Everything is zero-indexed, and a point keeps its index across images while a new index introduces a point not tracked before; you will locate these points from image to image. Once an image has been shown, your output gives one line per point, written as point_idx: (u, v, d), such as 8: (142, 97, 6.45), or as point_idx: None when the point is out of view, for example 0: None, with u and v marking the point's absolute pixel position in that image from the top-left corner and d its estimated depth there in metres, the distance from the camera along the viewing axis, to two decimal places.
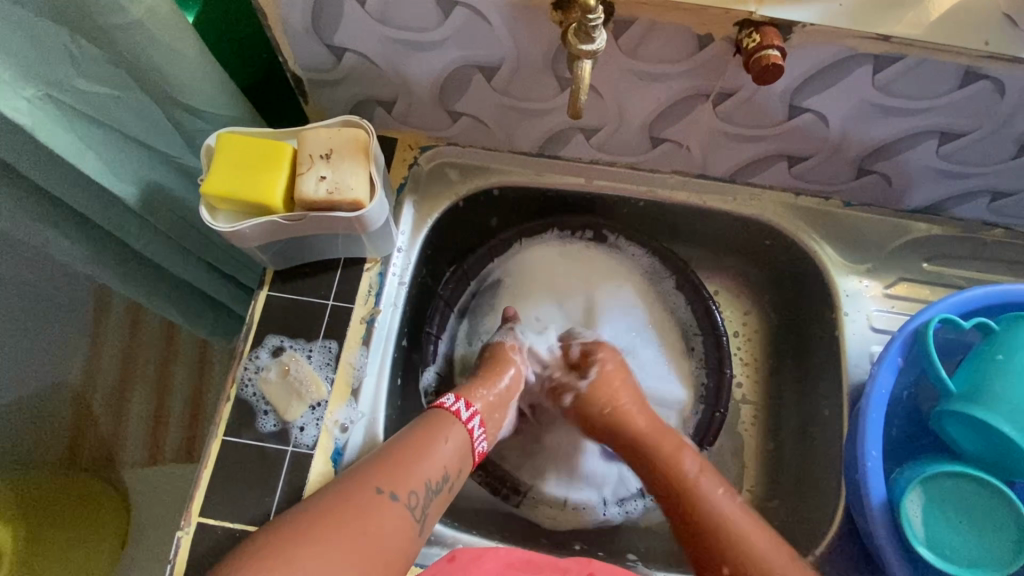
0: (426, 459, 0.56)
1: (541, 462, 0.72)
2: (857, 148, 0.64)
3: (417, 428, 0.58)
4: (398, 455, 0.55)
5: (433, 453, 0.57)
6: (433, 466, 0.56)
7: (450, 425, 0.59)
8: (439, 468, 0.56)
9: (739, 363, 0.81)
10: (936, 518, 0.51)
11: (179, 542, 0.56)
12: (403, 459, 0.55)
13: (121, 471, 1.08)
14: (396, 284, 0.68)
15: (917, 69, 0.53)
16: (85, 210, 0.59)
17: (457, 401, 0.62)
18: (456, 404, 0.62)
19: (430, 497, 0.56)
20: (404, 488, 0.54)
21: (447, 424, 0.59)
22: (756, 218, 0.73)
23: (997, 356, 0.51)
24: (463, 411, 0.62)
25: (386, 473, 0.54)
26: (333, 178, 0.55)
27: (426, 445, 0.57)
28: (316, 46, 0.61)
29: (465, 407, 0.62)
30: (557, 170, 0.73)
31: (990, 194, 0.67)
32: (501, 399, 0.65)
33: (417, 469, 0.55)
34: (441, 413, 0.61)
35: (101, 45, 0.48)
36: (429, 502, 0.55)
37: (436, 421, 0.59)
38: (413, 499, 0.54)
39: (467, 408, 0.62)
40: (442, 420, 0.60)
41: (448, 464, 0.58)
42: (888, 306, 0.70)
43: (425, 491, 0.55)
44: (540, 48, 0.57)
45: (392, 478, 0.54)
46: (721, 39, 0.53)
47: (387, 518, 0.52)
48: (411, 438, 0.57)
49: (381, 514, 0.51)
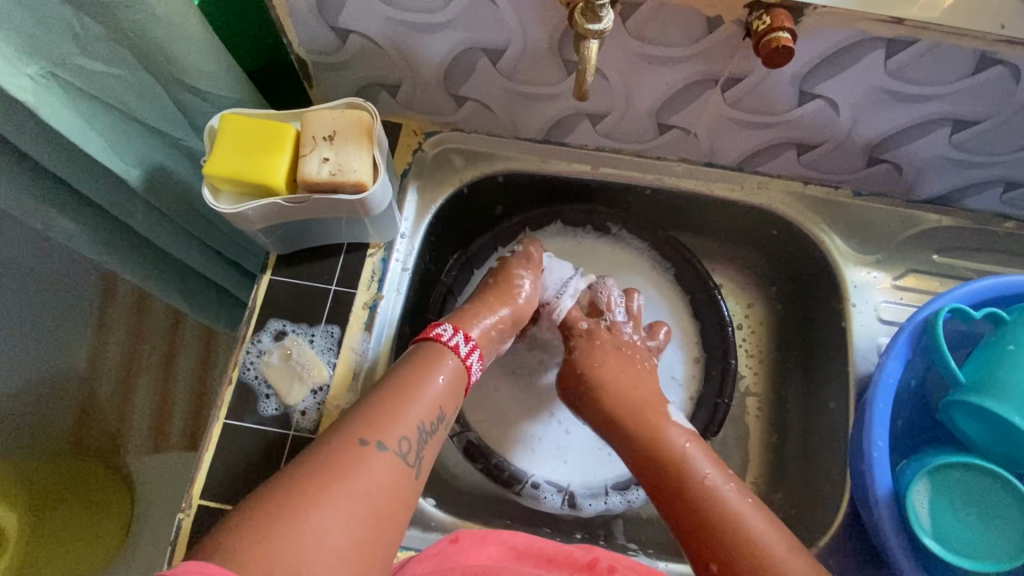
0: (413, 403, 0.54)
1: (536, 450, 0.72)
2: (868, 136, 0.63)
3: (401, 373, 0.57)
4: (381, 405, 0.53)
5: (421, 394, 0.55)
6: (421, 408, 0.55)
7: (444, 357, 0.59)
8: (431, 407, 0.55)
9: (745, 355, 0.80)
10: (943, 509, 0.50)
11: (180, 524, 0.56)
12: (387, 407, 0.53)
13: (126, 457, 1.07)
14: (399, 270, 0.68)
15: (931, 53, 0.52)
16: (90, 192, 0.59)
17: (456, 333, 0.61)
18: (456, 337, 0.61)
19: (423, 440, 0.54)
20: (391, 434, 0.52)
21: (440, 356, 0.59)
22: (763, 208, 0.72)
23: (1008, 346, 0.51)
24: (462, 344, 0.61)
25: (371, 424, 0.52)
26: (336, 160, 0.55)
27: (412, 390, 0.55)
28: (320, 28, 0.60)
29: (464, 341, 0.61)
30: (563, 157, 0.72)
31: (1003, 184, 0.65)
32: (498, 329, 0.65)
33: (404, 416, 0.53)
34: (438, 346, 0.60)
35: (103, 22, 0.48)
36: (423, 445, 0.54)
37: (422, 362, 0.58)
38: (404, 445, 0.52)
39: (466, 343, 0.61)
40: (429, 356, 0.59)
41: (441, 404, 0.56)
42: (896, 297, 0.69)
43: (416, 433, 0.53)
44: (547, 30, 0.56)
45: (377, 427, 0.52)
46: (730, 23, 0.52)
47: (379, 466, 0.49)
48: (392, 386, 0.55)
49: (371, 462, 0.49)
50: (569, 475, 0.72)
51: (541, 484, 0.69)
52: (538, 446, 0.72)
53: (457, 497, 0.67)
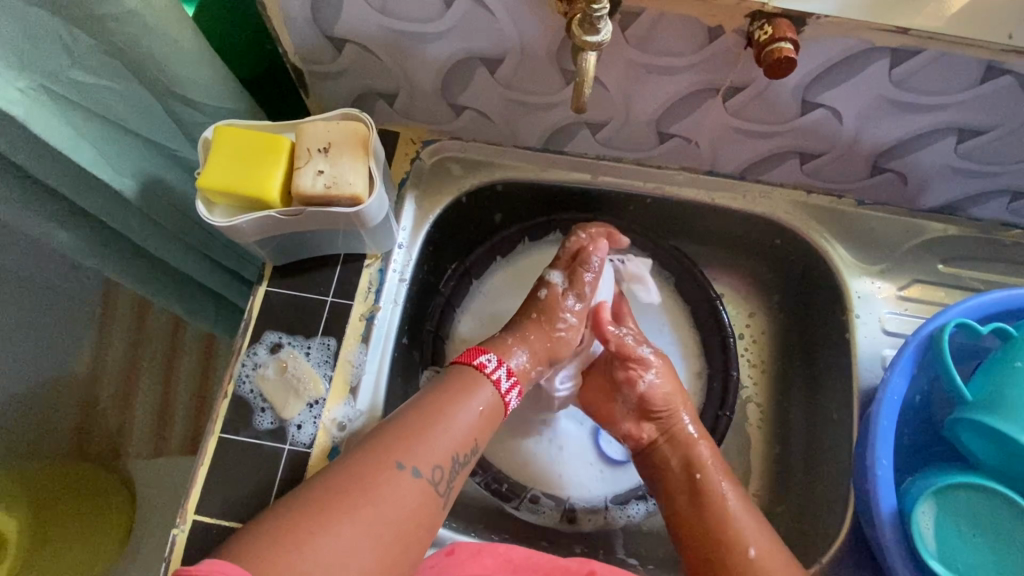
0: (451, 431, 0.53)
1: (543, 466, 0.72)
2: (872, 145, 0.62)
3: (439, 394, 0.55)
4: (419, 424, 0.53)
5: (458, 423, 0.54)
6: (458, 438, 0.54)
7: (481, 386, 0.57)
8: (466, 439, 0.54)
9: (747, 366, 0.79)
10: (950, 531, 0.49)
11: (174, 540, 0.55)
12: (427, 430, 0.53)
13: (127, 461, 1.07)
14: (397, 280, 0.67)
15: (938, 62, 0.51)
16: (84, 204, 0.58)
17: (500, 366, 0.59)
18: (499, 370, 0.59)
19: (455, 470, 0.53)
20: (426, 461, 0.51)
21: (476, 383, 0.57)
22: (766, 217, 0.71)
23: (1016, 363, 0.49)
24: (503, 379, 0.59)
25: (409, 447, 0.51)
26: (331, 173, 0.54)
27: (450, 417, 0.54)
28: (316, 37, 0.59)
29: (507, 376, 0.59)
30: (562, 166, 0.72)
31: (1010, 193, 0.64)
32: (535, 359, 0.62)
33: (439, 442, 0.53)
34: (481, 378, 0.58)
35: (95, 34, 0.47)
36: (455, 476, 0.53)
37: (464, 386, 0.57)
38: (436, 473, 0.52)
39: (507, 378, 0.59)
40: (469, 380, 0.57)
41: (475, 434, 0.55)
42: (901, 309, 0.68)
43: (451, 464, 0.53)
44: (546, 38, 0.55)
45: (414, 452, 0.51)
46: (732, 31, 0.51)
47: (410, 492, 0.50)
48: (436, 405, 0.54)
49: (402, 487, 0.49)
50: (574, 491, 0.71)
51: (539, 497, 0.70)
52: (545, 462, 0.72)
53: (456, 510, 0.66)
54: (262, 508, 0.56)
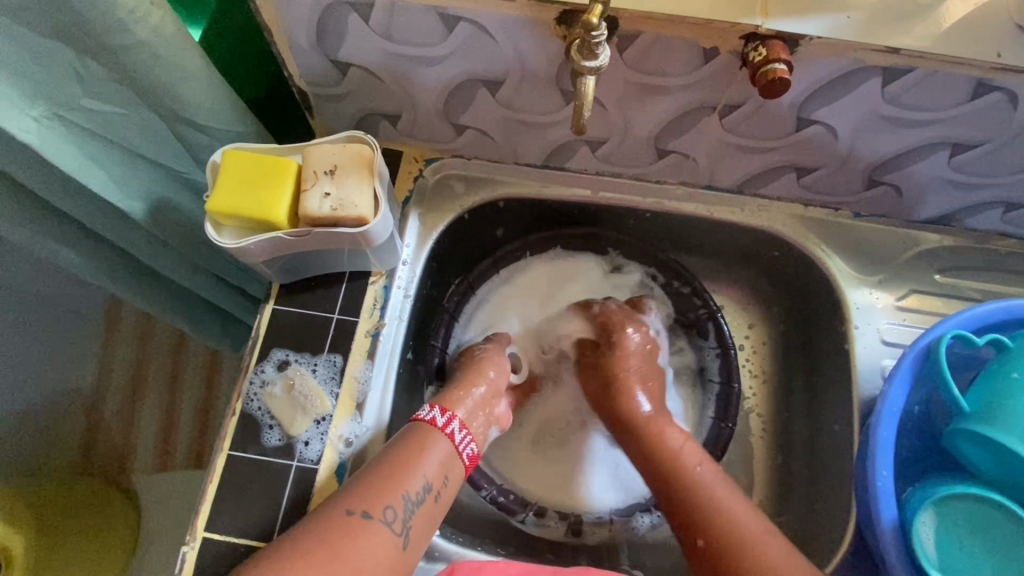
0: (399, 478, 0.54)
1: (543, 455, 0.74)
2: (866, 160, 0.63)
3: (390, 447, 0.57)
4: (372, 477, 0.54)
5: (408, 468, 0.55)
6: (409, 479, 0.55)
7: (431, 434, 0.59)
8: (419, 480, 0.55)
9: (747, 375, 0.80)
10: (950, 542, 0.50)
11: (184, 557, 0.56)
12: (375, 480, 0.54)
13: (133, 476, 1.07)
14: (401, 296, 0.68)
15: (928, 80, 0.52)
16: (95, 225, 0.59)
17: (433, 409, 0.62)
18: (433, 412, 0.61)
19: (410, 510, 0.54)
20: (375, 504, 0.52)
21: (426, 432, 0.59)
22: (765, 230, 0.72)
23: (1011, 374, 0.50)
24: (439, 417, 0.61)
25: (359, 494, 0.53)
26: (337, 194, 0.55)
27: (400, 463, 0.55)
28: (321, 61, 0.61)
29: (441, 413, 0.61)
30: (563, 182, 0.73)
31: (1004, 205, 0.65)
32: (480, 401, 0.66)
33: (391, 487, 0.54)
34: (419, 425, 0.60)
35: (107, 65, 0.49)
36: (410, 515, 0.54)
37: (411, 436, 0.58)
38: (390, 514, 0.53)
39: (442, 415, 0.61)
40: (421, 433, 0.59)
41: (429, 475, 0.56)
42: (899, 319, 0.69)
43: (403, 504, 0.54)
44: (544, 61, 0.57)
45: (365, 498, 0.52)
46: (727, 53, 0.53)
47: (365, 537, 0.50)
48: (389, 456, 0.56)
49: (357, 535, 0.50)
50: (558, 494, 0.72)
51: (545, 512, 0.70)
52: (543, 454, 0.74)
53: (461, 525, 0.67)
54: (272, 525, 0.57)
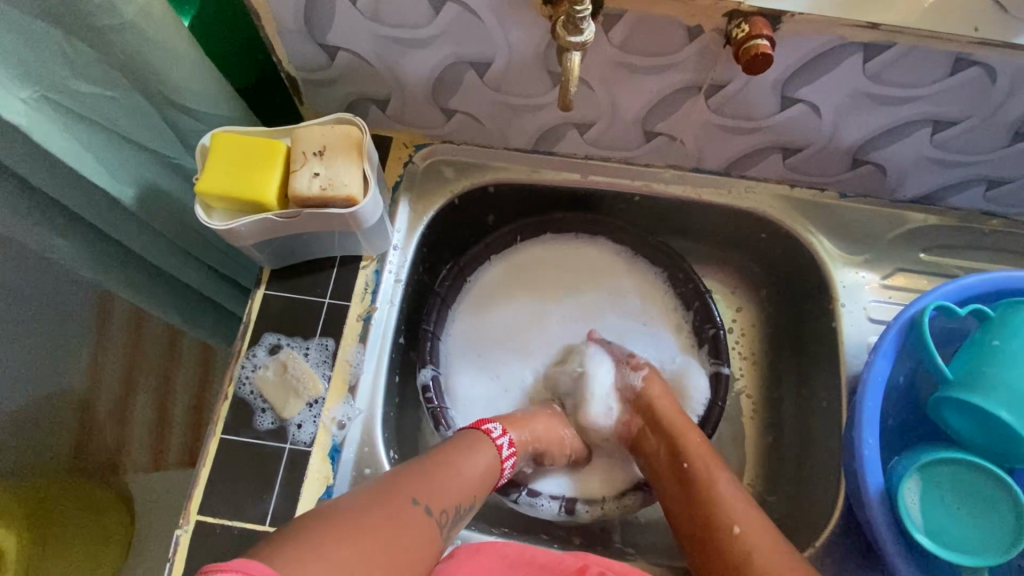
0: (460, 482, 0.56)
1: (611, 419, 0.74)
2: (850, 139, 0.64)
3: (450, 450, 0.59)
4: (437, 472, 0.56)
5: (466, 476, 0.58)
6: (465, 489, 0.57)
7: (488, 451, 0.62)
8: (471, 492, 0.57)
9: (737, 357, 0.81)
10: (934, 505, 0.51)
11: (177, 540, 0.56)
12: (439, 477, 0.55)
13: (126, 475, 1.09)
14: (393, 281, 0.68)
15: (908, 56, 0.53)
16: (83, 211, 0.59)
17: (505, 435, 0.64)
18: (502, 439, 0.64)
19: (457, 515, 0.55)
20: (437, 503, 0.53)
21: (485, 449, 0.62)
22: (752, 211, 0.72)
23: (994, 341, 0.51)
24: (506, 446, 0.64)
25: (424, 488, 0.54)
26: (327, 175, 0.56)
27: (461, 469, 0.57)
28: (309, 46, 0.61)
29: (500, 431, 0.64)
30: (552, 167, 0.73)
31: (987, 182, 0.66)
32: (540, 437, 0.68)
33: (451, 489, 0.55)
34: (476, 434, 0.63)
35: (94, 45, 0.49)
36: (456, 519, 0.55)
37: (466, 444, 0.61)
38: (443, 517, 0.54)
39: (508, 447, 0.64)
40: (478, 444, 0.62)
41: (477, 491, 0.58)
42: (885, 296, 0.70)
43: (455, 512, 0.55)
44: (531, 42, 0.57)
45: (429, 493, 0.54)
46: (711, 30, 0.53)
47: (425, 531, 0.51)
48: (452, 459, 0.58)
49: (416, 523, 0.51)
50: (571, 485, 0.73)
51: (538, 492, 0.71)
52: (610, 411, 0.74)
53: None
54: (265, 508, 0.57)
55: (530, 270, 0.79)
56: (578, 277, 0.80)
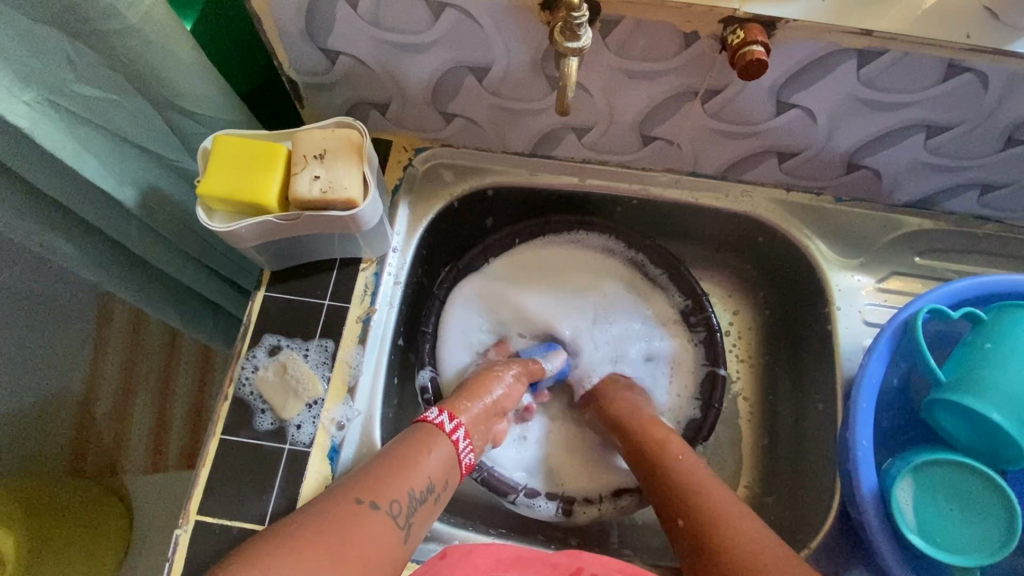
0: (407, 472, 0.55)
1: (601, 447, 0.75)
2: (845, 144, 0.64)
3: (395, 445, 0.57)
4: (379, 469, 0.54)
5: (415, 465, 0.56)
6: (416, 476, 0.55)
7: (438, 441, 0.59)
8: (423, 477, 0.56)
9: (733, 359, 0.82)
10: (926, 506, 0.52)
11: (177, 539, 0.56)
12: (384, 473, 0.54)
13: (123, 477, 1.07)
14: (392, 283, 0.69)
15: (901, 62, 0.54)
16: (86, 213, 0.60)
17: (442, 414, 0.62)
18: (441, 417, 0.62)
19: (413, 507, 0.54)
20: (383, 496, 0.52)
21: (433, 438, 0.59)
22: (748, 215, 0.73)
23: (986, 344, 0.52)
24: (446, 423, 0.61)
25: (369, 484, 0.53)
26: (326, 178, 0.56)
27: (406, 459, 0.56)
28: (310, 50, 0.62)
29: (449, 419, 0.62)
30: (550, 170, 0.74)
31: (980, 187, 0.67)
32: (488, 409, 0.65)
33: (398, 482, 0.54)
34: (426, 427, 0.60)
35: (99, 50, 0.49)
36: (413, 511, 0.54)
37: (414, 436, 0.59)
38: (395, 507, 0.53)
39: (451, 421, 0.62)
40: (427, 435, 0.59)
41: (432, 474, 0.57)
42: (880, 299, 0.70)
43: (408, 499, 0.54)
44: (529, 47, 0.58)
45: (372, 488, 0.52)
46: (707, 37, 0.54)
47: (374, 527, 0.50)
48: (397, 452, 0.56)
49: (363, 521, 0.50)
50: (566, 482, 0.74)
51: (535, 493, 0.71)
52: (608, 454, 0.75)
53: (453, 507, 0.68)
54: (264, 508, 0.58)
55: (527, 276, 0.79)
56: (577, 280, 0.80)
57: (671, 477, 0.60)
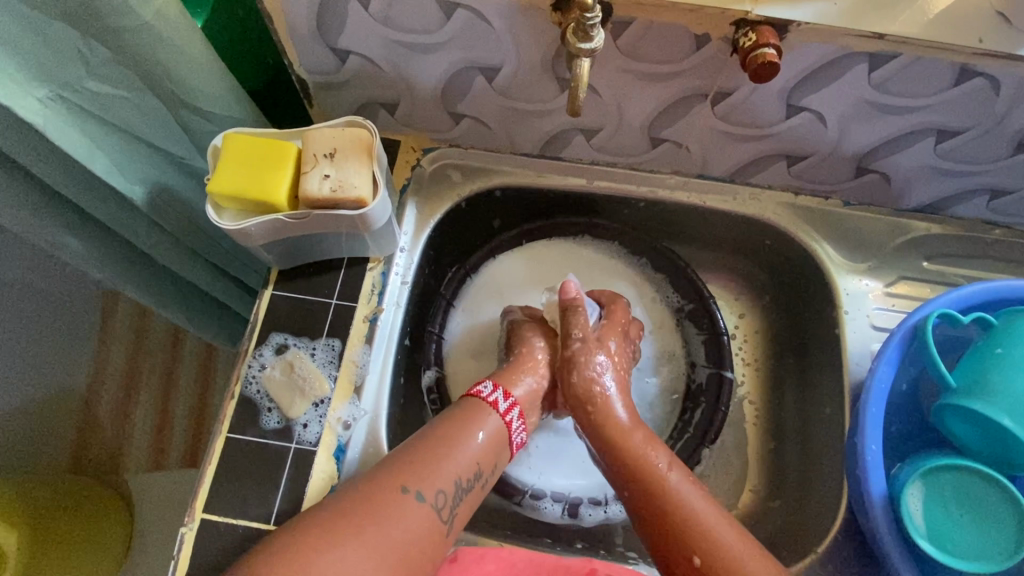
0: (456, 459, 0.55)
1: (556, 433, 0.75)
2: (855, 148, 0.64)
3: (447, 424, 0.57)
4: (429, 452, 0.54)
5: (466, 450, 0.56)
6: (464, 464, 0.55)
7: (490, 417, 0.59)
8: (471, 464, 0.56)
9: (740, 363, 0.81)
10: (937, 511, 0.52)
11: (182, 538, 0.56)
12: (432, 457, 0.54)
13: (125, 475, 1.06)
14: (399, 283, 0.69)
15: (913, 66, 0.54)
16: (94, 210, 0.60)
17: (496, 389, 0.62)
18: (496, 394, 0.62)
19: (459, 496, 0.54)
20: (430, 487, 0.52)
21: (484, 415, 0.59)
22: (756, 218, 0.73)
23: (997, 349, 0.51)
24: (501, 400, 0.61)
25: (416, 471, 0.53)
26: (337, 176, 0.56)
27: (456, 443, 0.56)
28: (321, 50, 0.62)
29: (504, 397, 0.61)
30: (558, 171, 0.74)
31: (990, 192, 0.67)
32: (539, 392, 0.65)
33: (445, 469, 0.54)
34: (478, 403, 0.60)
35: (111, 47, 0.49)
36: (458, 501, 0.54)
37: (468, 414, 0.58)
38: (440, 498, 0.53)
39: (505, 399, 0.61)
40: (478, 413, 0.59)
41: (480, 460, 0.57)
42: (887, 304, 0.71)
43: (454, 489, 0.54)
44: (540, 48, 0.58)
45: (420, 476, 0.53)
46: (718, 39, 0.54)
47: (417, 519, 0.51)
48: (448, 434, 0.56)
49: (408, 513, 0.50)
50: (571, 484, 0.73)
51: (542, 495, 0.72)
52: (536, 444, 0.75)
53: None
54: (270, 507, 0.57)
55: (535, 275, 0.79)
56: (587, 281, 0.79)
57: (663, 506, 0.56)
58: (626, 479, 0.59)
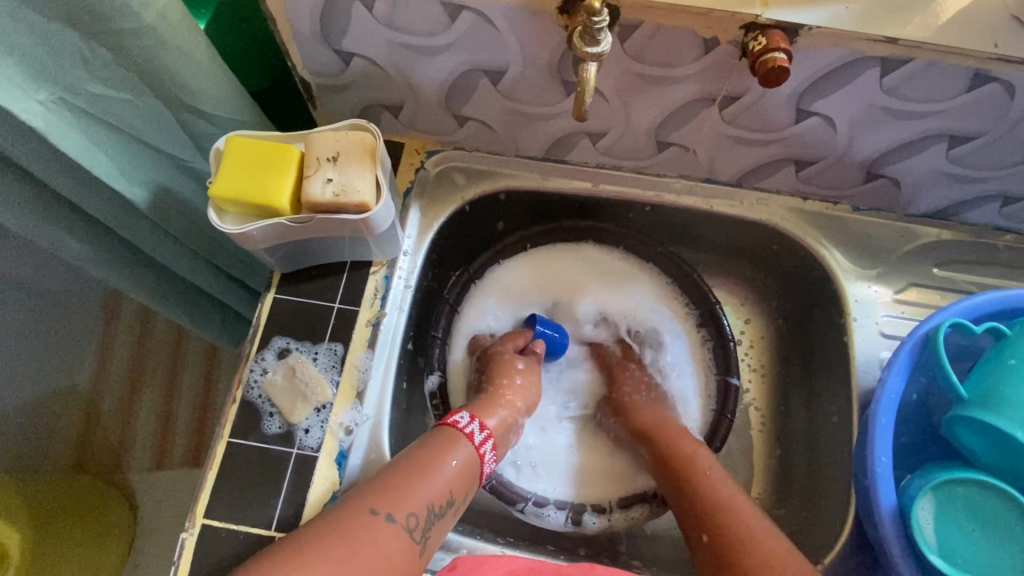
0: (428, 483, 0.54)
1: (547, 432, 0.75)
2: (865, 153, 0.63)
3: (419, 450, 0.57)
4: (401, 476, 0.54)
5: (439, 475, 0.55)
6: (435, 489, 0.55)
7: (461, 443, 0.59)
8: (444, 489, 0.55)
9: (746, 369, 0.80)
10: (949, 526, 0.51)
11: (183, 544, 0.56)
12: (403, 481, 0.54)
13: (128, 475, 1.06)
14: (403, 287, 0.68)
15: (926, 71, 0.53)
16: (96, 212, 0.59)
17: (472, 421, 0.62)
18: (471, 425, 0.62)
19: (431, 521, 0.54)
20: (402, 509, 0.52)
21: (454, 440, 0.59)
22: (764, 223, 0.72)
23: (1009, 360, 0.51)
24: (477, 432, 0.61)
25: (386, 495, 0.52)
26: (340, 180, 0.56)
27: (428, 466, 0.55)
28: (324, 52, 0.61)
29: (479, 429, 0.62)
30: (563, 175, 0.73)
31: (1001, 198, 0.66)
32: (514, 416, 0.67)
33: (417, 491, 0.54)
34: (450, 429, 0.60)
35: (112, 49, 0.49)
36: (430, 524, 0.54)
37: (439, 440, 0.59)
38: (411, 521, 0.52)
39: (480, 431, 0.62)
40: (449, 438, 0.59)
41: (453, 487, 0.56)
42: (897, 312, 0.69)
43: (425, 513, 0.53)
44: (546, 51, 0.57)
45: (389, 499, 0.52)
46: (727, 43, 0.53)
47: (387, 541, 0.50)
48: (418, 459, 0.56)
49: (378, 535, 0.50)
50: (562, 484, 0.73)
51: (546, 502, 0.71)
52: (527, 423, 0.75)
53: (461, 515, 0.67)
54: (271, 513, 0.57)
55: (542, 281, 0.79)
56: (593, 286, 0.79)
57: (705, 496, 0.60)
58: (682, 488, 0.62)
